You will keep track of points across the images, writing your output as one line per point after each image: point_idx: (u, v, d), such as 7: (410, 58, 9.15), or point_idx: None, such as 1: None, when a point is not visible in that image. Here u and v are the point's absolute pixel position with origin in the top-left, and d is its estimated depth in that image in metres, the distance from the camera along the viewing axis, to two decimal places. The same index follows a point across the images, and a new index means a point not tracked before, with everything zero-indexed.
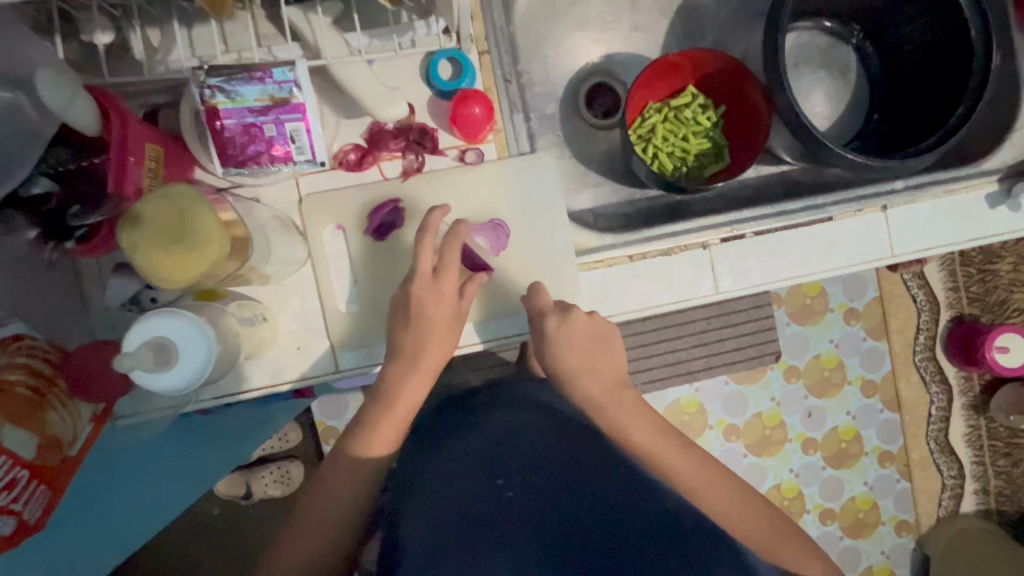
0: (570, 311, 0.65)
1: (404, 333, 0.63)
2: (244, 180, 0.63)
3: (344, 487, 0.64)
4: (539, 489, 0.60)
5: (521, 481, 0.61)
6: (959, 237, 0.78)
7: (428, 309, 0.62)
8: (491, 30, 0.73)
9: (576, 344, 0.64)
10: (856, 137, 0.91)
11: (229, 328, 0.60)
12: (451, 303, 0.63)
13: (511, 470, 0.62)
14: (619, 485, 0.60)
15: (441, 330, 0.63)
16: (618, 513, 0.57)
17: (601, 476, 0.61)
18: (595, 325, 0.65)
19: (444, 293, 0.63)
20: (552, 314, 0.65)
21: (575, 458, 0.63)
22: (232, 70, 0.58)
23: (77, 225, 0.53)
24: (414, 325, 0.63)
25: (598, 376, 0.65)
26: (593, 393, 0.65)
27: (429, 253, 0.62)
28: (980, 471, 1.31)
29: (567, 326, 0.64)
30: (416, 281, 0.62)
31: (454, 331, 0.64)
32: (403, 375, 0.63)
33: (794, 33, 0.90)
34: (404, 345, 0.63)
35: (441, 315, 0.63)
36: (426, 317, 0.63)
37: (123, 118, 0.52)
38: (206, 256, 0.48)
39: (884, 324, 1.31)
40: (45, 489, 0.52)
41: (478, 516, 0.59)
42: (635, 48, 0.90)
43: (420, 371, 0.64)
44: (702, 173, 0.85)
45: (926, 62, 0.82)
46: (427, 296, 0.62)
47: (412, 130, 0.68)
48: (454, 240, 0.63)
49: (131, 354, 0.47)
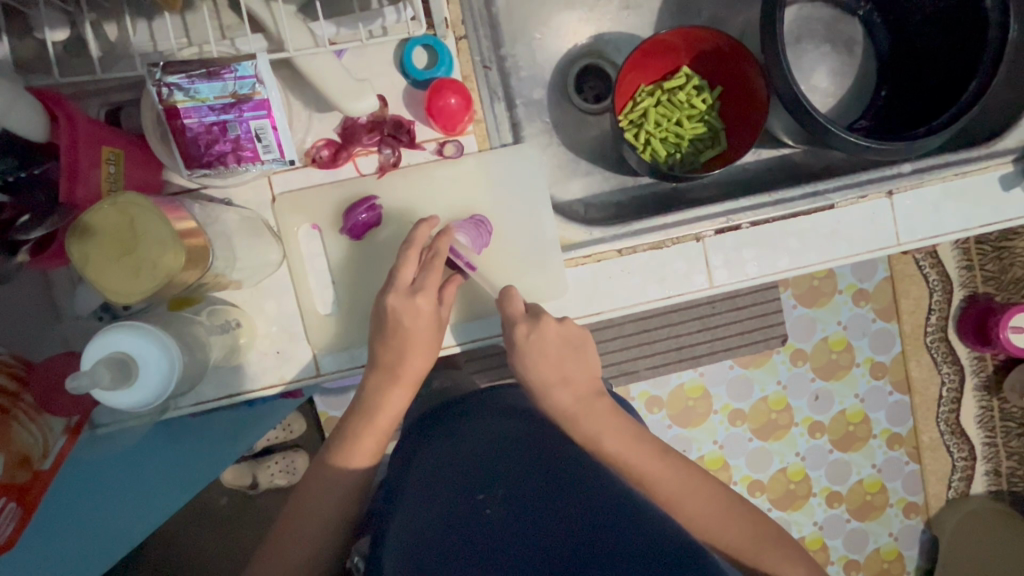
0: (540, 319, 0.64)
1: (382, 344, 0.61)
2: (210, 181, 0.61)
3: (326, 497, 0.63)
4: (523, 504, 0.58)
5: (503, 497, 0.59)
6: (971, 222, 0.73)
7: (406, 321, 0.60)
8: (468, 13, 0.69)
9: (547, 353, 0.64)
10: (863, 116, 0.85)
11: (196, 337, 0.58)
12: (427, 313, 0.60)
13: (493, 485, 0.61)
14: (601, 494, 0.58)
15: (422, 342, 0.61)
16: (597, 517, 0.55)
17: (583, 485, 0.60)
18: (567, 333, 0.65)
19: (419, 294, 0.60)
20: (522, 322, 0.63)
21: (560, 473, 0.62)
22: (191, 66, 0.54)
23: (24, 239, 0.50)
24: (392, 336, 0.61)
25: (571, 385, 0.64)
26: (566, 404, 0.64)
27: (412, 264, 0.60)
28: (992, 452, 1.28)
29: (540, 333, 0.63)
30: (392, 293, 0.60)
31: (436, 342, 0.62)
32: (384, 387, 0.62)
33: (796, 6, 0.85)
34: (383, 358, 0.62)
35: (421, 326, 0.60)
36: (404, 328, 0.60)
37: (72, 121, 0.50)
38: (158, 269, 0.46)
39: (894, 306, 1.27)
40: (16, 506, 0.51)
41: (456, 524, 0.57)
42: (627, 27, 0.85)
43: (402, 384, 0.62)
44: (697, 159, 0.81)
45: (937, 33, 0.77)
46: (402, 308, 0.59)
47: (386, 123, 0.66)
48: (436, 258, 0.61)
49: (86, 373, 0.44)
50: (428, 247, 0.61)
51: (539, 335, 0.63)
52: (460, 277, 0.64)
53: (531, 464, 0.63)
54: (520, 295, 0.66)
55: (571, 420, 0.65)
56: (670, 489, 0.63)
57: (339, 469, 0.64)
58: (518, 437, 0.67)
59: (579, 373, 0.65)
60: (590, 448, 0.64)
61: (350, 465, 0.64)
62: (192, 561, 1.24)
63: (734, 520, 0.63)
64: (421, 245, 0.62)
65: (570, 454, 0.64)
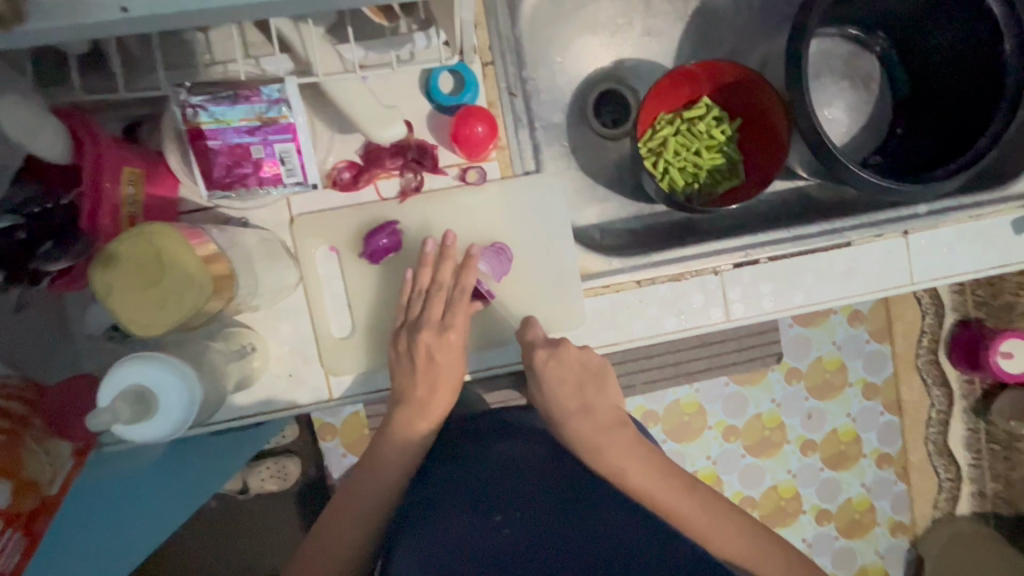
0: (560, 345, 0.64)
1: (410, 382, 0.62)
2: (231, 203, 0.60)
3: (346, 530, 0.62)
4: (543, 532, 0.59)
5: (520, 524, 0.60)
6: (982, 265, 0.74)
7: (439, 359, 0.62)
8: (495, 39, 0.68)
9: (565, 380, 0.63)
10: (876, 151, 0.86)
11: (215, 362, 0.56)
12: (455, 347, 0.62)
13: (509, 508, 0.61)
14: (622, 515, 0.61)
15: (448, 374, 0.63)
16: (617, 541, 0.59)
17: (603, 509, 0.61)
18: (587, 359, 0.64)
19: (449, 331, 0.62)
20: (541, 347, 0.64)
21: (574, 499, 0.62)
22: (217, 87, 0.53)
23: (47, 267, 0.48)
24: (421, 369, 0.62)
25: (590, 414, 0.62)
26: (586, 434, 0.61)
27: (439, 304, 0.62)
28: (978, 474, 1.30)
29: (559, 359, 0.64)
30: (422, 329, 0.62)
31: (457, 376, 0.63)
32: (408, 424, 0.63)
33: (817, 39, 0.85)
34: (412, 394, 0.62)
35: (450, 360, 0.62)
36: (436, 364, 0.62)
37: (96, 141, 0.49)
38: (186, 300, 0.45)
39: (889, 328, 1.28)
40: (22, 535, 0.49)
41: (478, 553, 0.58)
42: (649, 54, 0.85)
43: (428, 419, 0.63)
44: (715, 190, 0.81)
45: (954, 72, 0.78)
46: (433, 344, 0.62)
47: (411, 149, 0.65)
48: (462, 297, 0.63)
49: (107, 409, 0.43)
50: (459, 287, 0.63)
51: (557, 361, 0.63)
52: (479, 304, 0.65)
53: (547, 490, 0.63)
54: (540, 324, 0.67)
55: (592, 450, 0.61)
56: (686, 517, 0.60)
57: (357, 507, 0.62)
58: (529, 460, 0.66)
59: (601, 400, 0.63)
60: (613, 482, 0.61)
61: (363, 500, 0.62)
62: (182, 565, 1.24)
63: (764, 547, 0.60)
64: (453, 270, 0.63)
65: (585, 480, 0.64)
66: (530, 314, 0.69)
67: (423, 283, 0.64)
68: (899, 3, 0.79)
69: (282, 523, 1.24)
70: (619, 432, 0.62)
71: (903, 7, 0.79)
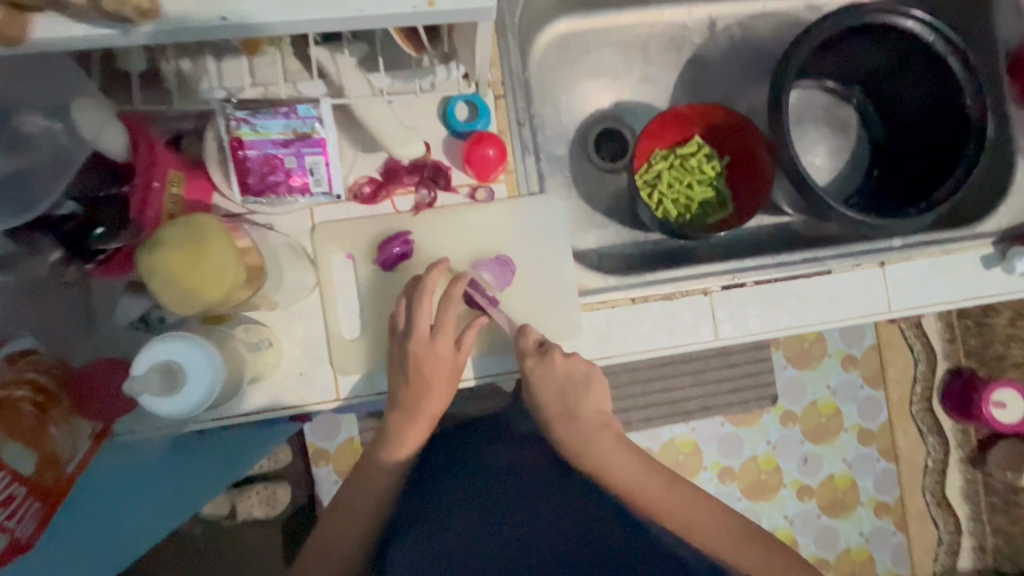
0: (547, 354, 0.65)
1: (402, 388, 0.64)
2: (261, 208, 0.65)
3: (351, 517, 0.65)
4: (544, 529, 0.62)
5: (521, 526, 0.63)
6: (957, 296, 0.79)
7: (427, 368, 0.63)
8: (508, 76, 0.76)
9: (551, 385, 0.65)
10: (857, 192, 0.93)
11: (236, 352, 0.60)
12: (445, 360, 0.64)
13: (509, 511, 0.64)
14: (615, 518, 0.64)
15: (443, 385, 0.64)
16: (616, 550, 0.60)
17: (603, 520, 0.63)
18: (575, 365, 0.66)
19: (439, 341, 0.63)
20: (532, 356, 0.66)
21: (569, 502, 0.65)
22: (259, 104, 0.60)
23: (99, 249, 0.55)
24: (413, 380, 0.64)
25: (574, 419, 0.66)
26: (567, 436, 0.66)
27: (424, 314, 0.63)
28: (977, 527, 1.30)
29: (546, 366, 0.65)
30: (410, 340, 0.63)
31: (451, 387, 0.65)
32: (404, 427, 0.65)
33: (797, 91, 0.93)
34: (403, 398, 0.65)
35: (438, 372, 0.64)
36: (423, 374, 0.64)
37: (151, 145, 0.55)
38: (216, 288, 0.49)
39: (881, 373, 1.32)
40: (39, 507, 0.53)
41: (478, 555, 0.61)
42: (645, 97, 0.93)
43: (420, 422, 0.65)
44: (706, 221, 0.86)
45: (928, 122, 0.85)
46: (424, 356, 0.63)
47: (427, 168, 0.71)
48: (450, 305, 0.64)
49: (141, 378, 0.48)
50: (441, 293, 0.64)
51: (544, 368, 0.65)
52: (484, 320, 0.66)
53: (546, 494, 0.66)
54: (534, 331, 0.68)
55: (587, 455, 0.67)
56: (679, 524, 0.62)
57: (361, 500, 0.66)
58: (528, 461, 0.70)
59: (595, 401, 0.67)
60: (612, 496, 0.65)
61: (365, 495, 0.65)
62: None
63: (753, 548, 0.63)
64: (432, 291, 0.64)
65: (578, 479, 0.68)
66: (525, 323, 0.72)
67: (410, 293, 0.65)
68: (875, 59, 0.87)
69: (270, 552, 1.22)
70: (602, 433, 0.66)
71: (876, 64, 0.88)
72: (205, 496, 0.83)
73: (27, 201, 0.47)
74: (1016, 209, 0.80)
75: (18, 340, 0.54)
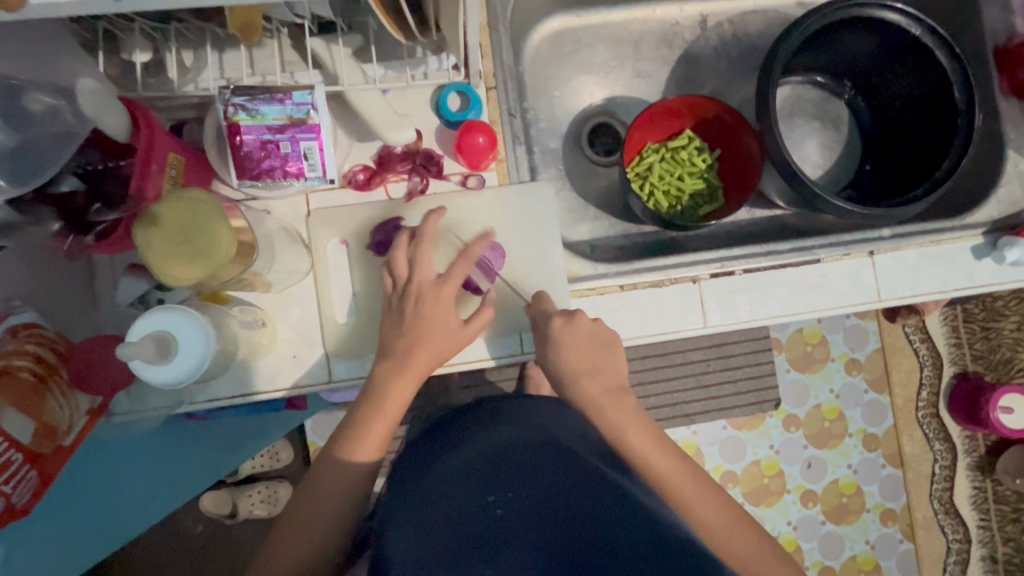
0: (575, 316, 0.69)
1: (398, 332, 0.64)
2: (257, 192, 0.66)
3: (331, 491, 0.65)
4: (536, 504, 0.60)
5: (513, 501, 0.60)
6: (948, 286, 0.78)
7: (427, 309, 0.63)
8: (499, 69, 0.78)
9: (577, 345, 0.68)
10: (849, 185, 0.94)
11: (228, 329, 0.63)
12: (448, 303, 0.64)
13: (503, 486, 0.62)
14: (611, 494, 0.60)
15: (438, 329, 0.64)
16: (609, 516, 0.57)
17: (598, 494, 0.60)
18: (590, 340, 0.69)
19: (444, 284, 0.64)
20: (558, 316, 0.69)
21: (563, 477, 0.63)
22: (255, 90, 0.62)
23: (99, 221, 0.57)
24: (411, 319, 0.63)
25: (596, 374, 0.68)
26: (592, 391, 0.68)
27: (429, 257, 0.64)
28: (988, 536, 1.28)
29: (574, 327, 0.68)
30: (413, 279, 0.64)
31: (451, 338, 0.64)
32: (390, 376, 0.63)
33: (788, 86, 0.95)
34: (395, 346, 0.63)
35: (440, 316, 0.64)
36: (423, 315, 0.63)
37: (152, 128, 0.57)
38: (212, 258, 0.51)
39: (886, 377, 1.30)
40: (35, 475, 0.54)
41: (468, 528, 0.59)
42: (637, 92, 0.94)
43: (409, 374, 0.63)
44: (697, 213, 0.88)
45: (914, 115, 0.86)
46: (425, 296, 0.63)
47: (419, 155, 0.73)
48: (464, 261, 0.65)
49: (133, 344, 0.51)
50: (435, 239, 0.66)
51: (572, 330, 0.68)
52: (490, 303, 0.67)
53: (541, 469, 0.64)
54: (550, 300, 0.72)
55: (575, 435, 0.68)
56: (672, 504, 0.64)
57: (342, 476, 0.65)
58: (522, 442, 0.70)
59: (597, 383, 0.68)
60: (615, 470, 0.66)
61: (351, 468, 0.65)
62: None
63: (738, 536, 0.64)
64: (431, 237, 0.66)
65: (573, 457, 0.66)
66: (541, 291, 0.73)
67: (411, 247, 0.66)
68: (861, 53, 0.88)
69: None
70: (624, 396, 0.68)
71: (865, 59, 0.89)
72: (179, 479, 0.84)
73: (31, 170, 0.50)
74: (1007, 200, 0.80)
75: (23, 313, 0.56)
